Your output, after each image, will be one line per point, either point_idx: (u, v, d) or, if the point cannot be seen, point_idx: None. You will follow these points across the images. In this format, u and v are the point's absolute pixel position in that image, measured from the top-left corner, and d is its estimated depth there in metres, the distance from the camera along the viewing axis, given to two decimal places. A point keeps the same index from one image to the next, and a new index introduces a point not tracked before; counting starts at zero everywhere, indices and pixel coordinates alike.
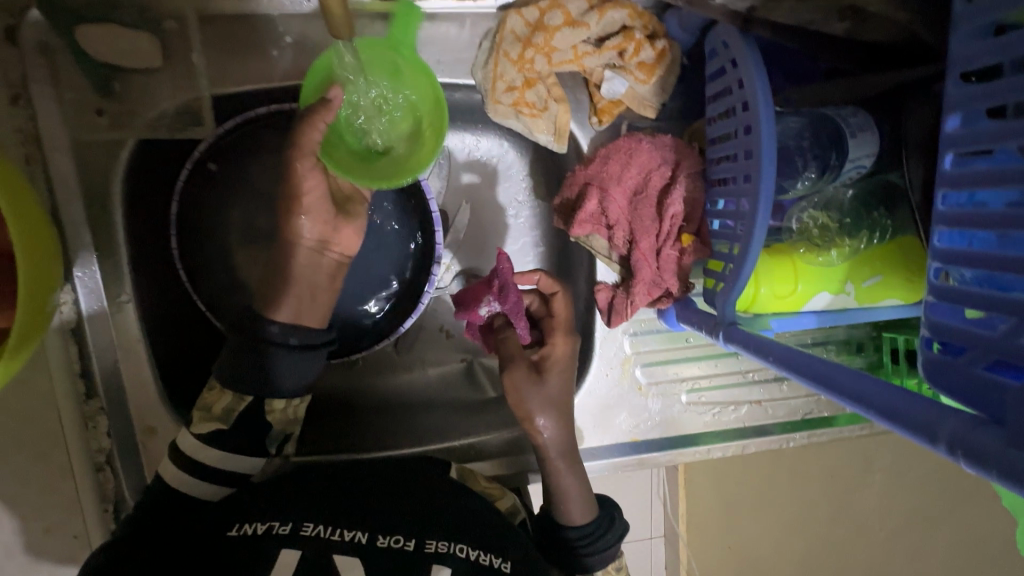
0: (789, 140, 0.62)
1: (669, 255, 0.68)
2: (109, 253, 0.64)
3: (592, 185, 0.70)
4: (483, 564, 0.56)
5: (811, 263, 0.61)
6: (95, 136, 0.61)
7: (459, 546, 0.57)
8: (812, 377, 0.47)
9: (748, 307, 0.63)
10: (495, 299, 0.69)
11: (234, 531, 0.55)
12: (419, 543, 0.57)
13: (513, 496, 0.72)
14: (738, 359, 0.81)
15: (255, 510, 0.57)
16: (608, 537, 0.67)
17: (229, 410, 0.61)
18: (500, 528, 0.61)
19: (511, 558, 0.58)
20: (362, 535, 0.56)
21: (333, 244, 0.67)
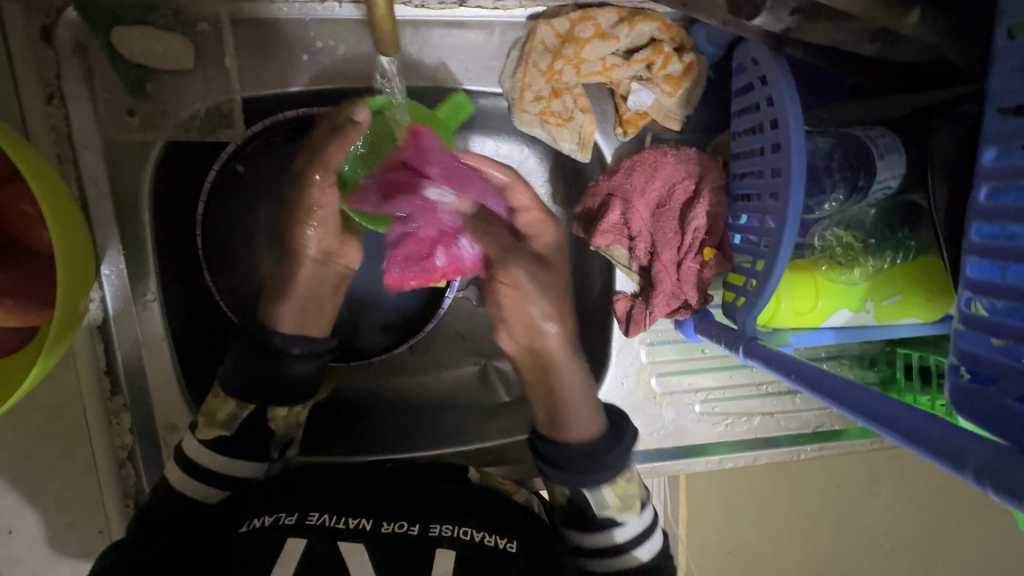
0: (817, 161, 0.62)
1: (690, 268, 0.68)
2: (135, 253, 0.64)
3: (615, 196, 0.71)
4: (488, 545, 0.57)
5: (833, 281, 0.62)
6: (126, 136, 0.61)
7: (463, 529, 0.57)
8: (835, 398, 0.48)
9: (768, 321, 0.64)
10: (444, 183, 0.65)
11: (243, 527, 0.56)
12: (423, 527, 0.57)
13: (528, 492, 0.72)
14: (753, 371, 0.81)
15: (265, 505, 0.58)
16: (616, 449, 0.66)
17: (233, 417, 0.63)
18: (503, 512, 0.61)
19: (517, 539, 0.59)
20: (366, 522, 0.57)
21: (337, 257, 0.70)
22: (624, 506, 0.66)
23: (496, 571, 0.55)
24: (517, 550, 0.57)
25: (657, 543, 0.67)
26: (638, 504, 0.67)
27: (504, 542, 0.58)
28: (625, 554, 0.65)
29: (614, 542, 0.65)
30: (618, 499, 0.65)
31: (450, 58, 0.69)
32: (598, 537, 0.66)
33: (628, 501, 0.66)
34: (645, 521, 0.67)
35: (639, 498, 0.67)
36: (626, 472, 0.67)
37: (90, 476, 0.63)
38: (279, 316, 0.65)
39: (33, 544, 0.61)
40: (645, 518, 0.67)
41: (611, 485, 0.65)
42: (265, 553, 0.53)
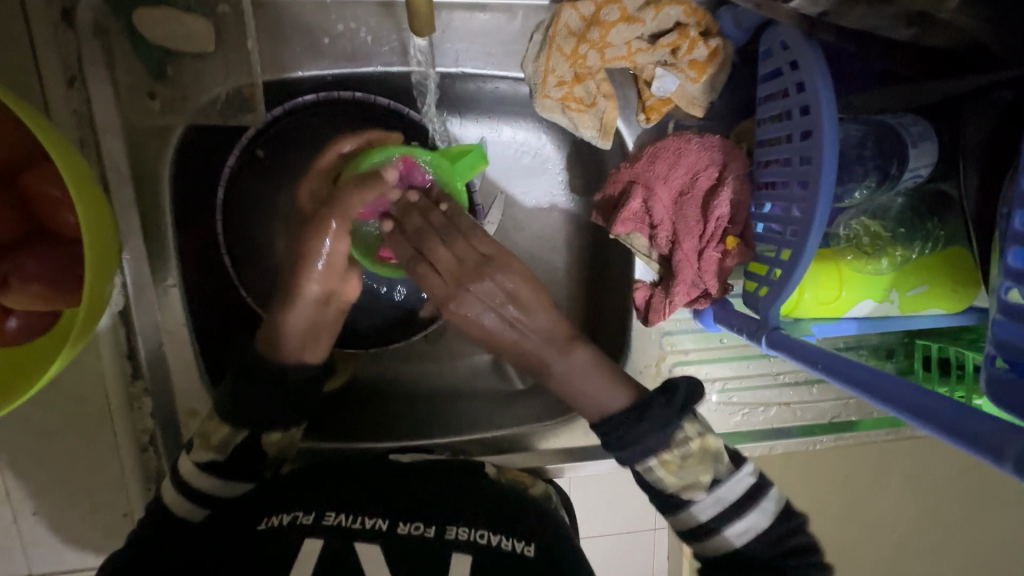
0: (849, 149, 0.62)
1: (712, 257, 0.68)
2: (156, 239, 0.64)
3: (637, 183, 0.70)
4: (506, 549, 0.57)
5: (858, 271, 0.61)
6: (146, 119, 0.61)
7: (481, 533, 0.57)
8: (864, 389, 0.47)
9: (790, 311, 0.64)
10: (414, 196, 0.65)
11: (262, 525, 0.56)
12: (438, 529, 0.57)
13: (545, 483, 0.72)
14: (770, 361, 0.81)
15: (282, 504, 0.59)
16: (643, 430, 0.58)
17: (226, 441, 0.61)
18: (520, 513, 0.61)
19: (535, 541, 0.58)
20: (382, 522, 0.57)
21: (336, 295, 0.64)
22: (687, 482, 0.59)
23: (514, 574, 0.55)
24: (534, 553, 0.57)
25: (759, 521, 0.59)
26: (708, 480, 0.59)
27: (522, 546, 0.57)
28: (711, 538, 0.60)
29: (695, 523, 0.60)
30: (676, 479, 0.59)
31: (472, 42, 0.68)
32: (678, 518, 0.61)
33: (689, 479, 0.59)
34: (728, 497, 0.59)
35: (707, 476, 0.59)
36: (679, 446, 0.59)
37: (113, 459, 0.64)
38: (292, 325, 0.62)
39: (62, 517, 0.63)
40: (726, 494, 0.59)
41: (661, 461, 0.59)
42: (284, 550, 0.53)
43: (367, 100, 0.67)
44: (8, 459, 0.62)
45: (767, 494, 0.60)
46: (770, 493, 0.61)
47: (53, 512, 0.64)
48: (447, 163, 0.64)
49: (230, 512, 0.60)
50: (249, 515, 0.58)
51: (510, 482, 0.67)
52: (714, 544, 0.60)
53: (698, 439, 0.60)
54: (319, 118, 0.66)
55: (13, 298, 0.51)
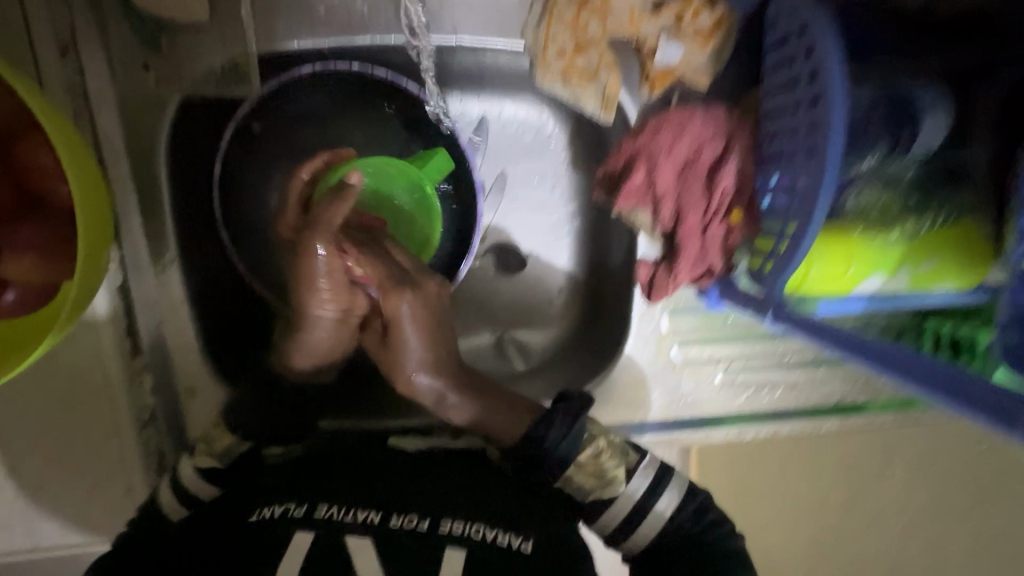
0: (860, 111, 0.61)
1: (715, 233, 0.67)
2: (154, 215, 0.64)
3: (640, 156, 0.69)
4: (501, 545, 0.56)
5: (867, 245, 0.59)
6: (141, 93, 0.61)
7: (475, 527, 0.57)
8: (874, 361, 0.49)
9: (796, 288, 0.62)
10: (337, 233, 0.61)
11: (254, 516, 0.56)
12: (433, 522, 0.56)
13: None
14: (776, 342, 0.79)
15: (276, 495, 0.58)
16: (554, 429, 0.61)
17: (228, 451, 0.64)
18: (516, 509, 0.61)
19: (532, 538, 0.58)
20: (375, 515, 0.56)
21: (356, 311, 0.64)
22: (605, 480, 0.62)
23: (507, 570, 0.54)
24: (531, 550, 0.57)
25: (676, 501, 0.63)
26: (622, 475, 0.62)
27: (518, 542, 0.57)
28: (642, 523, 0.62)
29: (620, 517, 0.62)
30: (593, 482, 0.62)
31: (468, 15, 0.68)
32: (602, 516, 0.62)
33: (604, 479, 0.62)
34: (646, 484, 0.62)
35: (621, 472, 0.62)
36: (590, 448, 0.62)
37: (111, 437, 0.64)
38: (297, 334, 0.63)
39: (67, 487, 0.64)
40: (640, 484, 0.62)
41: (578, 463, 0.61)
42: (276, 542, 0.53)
43: (363, 73, 0.66)
44: (12, 433, 0.62)
45: (677, 474, 0.64)
46: (676, 473, 0.64)
47: (58, 488, 0.64)
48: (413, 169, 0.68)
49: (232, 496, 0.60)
50: (245, 502, 0.59)
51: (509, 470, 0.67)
52: (639, 533, 0.62)
53: (603, 442, 0.63)
54: (318, 93, 0.67)
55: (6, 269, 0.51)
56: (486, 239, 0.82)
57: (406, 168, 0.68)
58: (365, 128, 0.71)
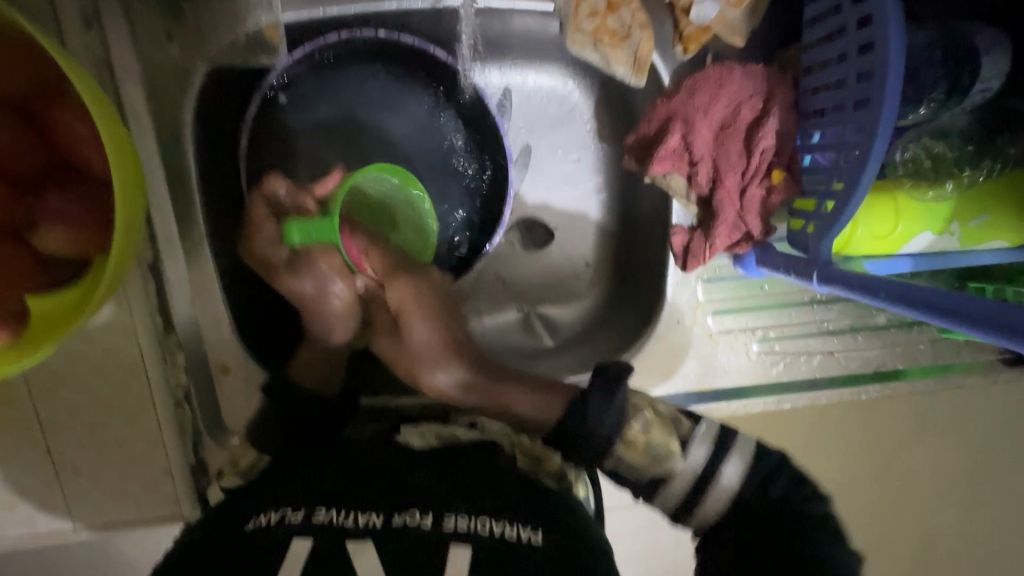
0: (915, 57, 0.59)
1: (755, 194, 0.64)
2: (181, 190, 0.62)
3: (675, 118, 0.67)
4: (509, 538, 0.53)
5: (917, 201, 0.58)
6: (165, 62, 0.59)
7: (482, 523, 0.54)
8: (935, 311, 0.46)
9: (842, 249, 0.60)
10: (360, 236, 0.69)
11: (249, 525, 0.53)
12: (436, 519, 0.53)
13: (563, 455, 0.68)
14: (815, 309, 0.77)
15: (269, 502, 0.55)
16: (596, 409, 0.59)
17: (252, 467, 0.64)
18: (529, 500, 0.58)
19: (542, 529, 0.54)
20: (377, 517, 0.53)
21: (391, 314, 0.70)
22: (658, 457, 0.60)
23: (518, 565, 0.51)
24: (542, 542, 0.53)
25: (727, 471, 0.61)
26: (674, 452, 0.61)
27: (529, 533, 0.54)
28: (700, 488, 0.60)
29: (687, 487, 0.60)
30: (645, 462, 0.60)
31: None
32: (666, 492, 0.61)
33: (657, 457, 0.60)
34: (697, 462, 0.60)
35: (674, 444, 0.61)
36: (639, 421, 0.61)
37: (148, 411, 0.64)
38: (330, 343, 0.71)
39: (103, 465, 0.64)
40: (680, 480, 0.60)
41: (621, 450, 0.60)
42: (268, 560, 0.49)
43: (390, 40, 0.66)
44: (48, 413, 0.62)
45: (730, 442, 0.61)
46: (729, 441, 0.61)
47: (94, 469, 0.64)
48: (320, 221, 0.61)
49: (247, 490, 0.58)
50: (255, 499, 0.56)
51: (535, 476, 0.63)
52: (704, 512, 0.61)
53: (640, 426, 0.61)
54: (353, 67, 0.68)
55: (40, 239, 0.50)
56: (514, 212, 0.80)
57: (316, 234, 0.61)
58: (398, 103, 0.71)
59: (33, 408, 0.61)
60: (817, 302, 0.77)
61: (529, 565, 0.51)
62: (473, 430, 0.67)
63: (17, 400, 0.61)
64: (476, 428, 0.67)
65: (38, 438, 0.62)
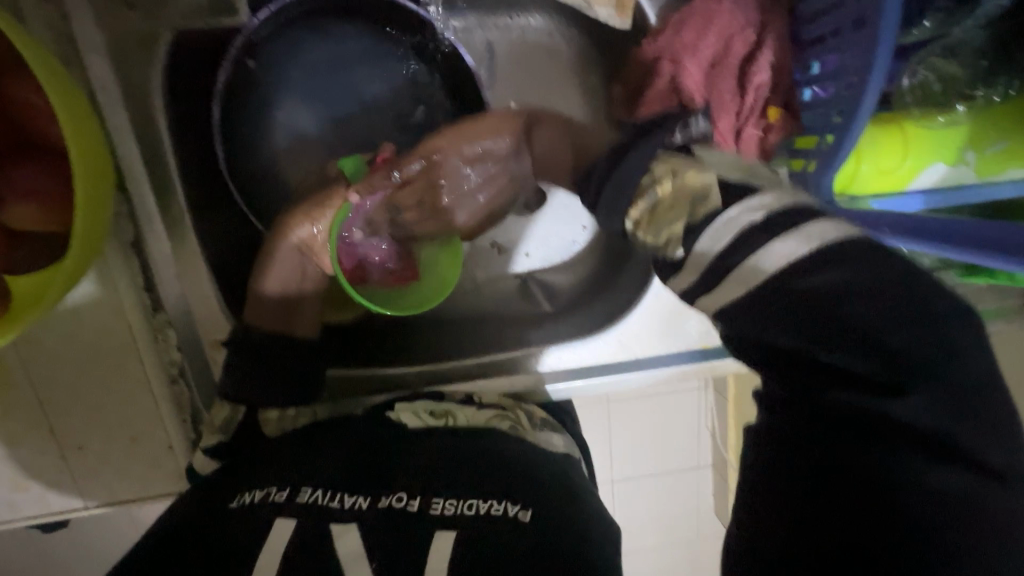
0: None
1: (751, 134, 0.60)
2: (157, 164, 0.61)
3: (664, 58, 0.62)
4: (496, 515, 0.53)
5: (925, 129, 0.54)
6: (129, 31, 0.57)
7: (468, 504, 0.53)
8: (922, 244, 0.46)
9: (845, 189, 0.56)
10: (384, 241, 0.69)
11: (234, 503, 0.53)
12: (423, 502, 0.53)
13: (565, 436, 0.69)
14: None
15: (255, 482, 0.55)
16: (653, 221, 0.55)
17: (229, 421, 0.63)
18: (516, 472, 0.57)
19: (530, 506, 0.54)
20: (362, 500, 0.53)
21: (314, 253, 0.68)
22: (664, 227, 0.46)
23: (503, 542, 0.50)
24: (531, 519, 0.53)
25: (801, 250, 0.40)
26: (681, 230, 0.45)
27: (516, 510, 0.53)
28: (729, 276, 0.42)
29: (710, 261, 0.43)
30: (652, 237, 0.47)
31: None
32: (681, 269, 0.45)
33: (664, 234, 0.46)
34: (725, 239, 0.42)
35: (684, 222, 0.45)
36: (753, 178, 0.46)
37: (145, 392, 0.64)
38: (266, 292, 0.67)
39: (106, 443, 0.65)
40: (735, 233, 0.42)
41: (633, 221, 0.49)
42: (249, 543, 0.49)
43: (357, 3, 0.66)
44: (48, 394, 0.63)
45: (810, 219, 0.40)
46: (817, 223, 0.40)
47: (98, 447, 0.65)
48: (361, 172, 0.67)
49: (238, 467, 0.59)
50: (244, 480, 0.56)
51: (539, 445, 0.64)
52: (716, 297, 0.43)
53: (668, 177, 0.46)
54: (328, 27, 0.67)
55: (12, 219, 0.50)
56: None
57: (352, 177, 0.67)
58: (376, 67, 0.70)
59: (33, 389, 0.62)
60: None
61: (516, 545, 0.50)
62: (471, 407, 0.67)
63: (17, 385, 0.62)
64: (472, 402, 0.69)
65: (43, 422, 0.63)
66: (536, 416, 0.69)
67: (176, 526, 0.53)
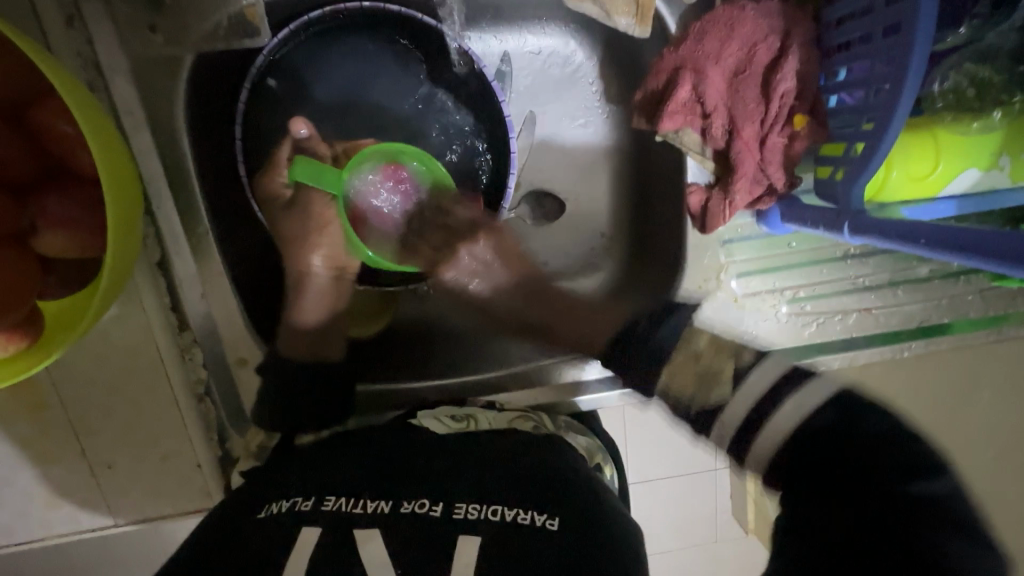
0: None
1: (776, 143, 0.60)
2: (182, 185, 0.62)
3: (684, 68, 0.62)
4: (523, 523, 0.52)
5: (958, 134, 0.52)
6: (152, 54, 0.58)
7: (493, 509, 0.53)
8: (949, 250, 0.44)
9: (875, 195, 0.55)
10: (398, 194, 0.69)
11: (262, 512, 0.54)
12: (447, 508, 0.53)
13: (591, 437, 0.70)
14: (846, 264, 0.72)
15: (280, 490, 0.56)
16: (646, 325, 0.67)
17: (263, 447, 0.69)
18: (542, 481, 0.57)
19: (558, 515, 0.53)
20: (385, 504, 0.53)
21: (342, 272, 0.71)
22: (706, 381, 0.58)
23: (528, 550, 0.50)
24: (559, 527, 0.52)
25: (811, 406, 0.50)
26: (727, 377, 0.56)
27: (544, 520, 0.52)
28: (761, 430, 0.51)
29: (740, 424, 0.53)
30: (696, 381, 0.58)
31: None
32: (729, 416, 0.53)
33: (708, 377, 0.58)
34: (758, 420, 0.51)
35: (731, 369, 0.57)
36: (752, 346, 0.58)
37: (172, 411, 0.65)
38: (306, 323, 0.70)
39: (136, 461, 0.66)
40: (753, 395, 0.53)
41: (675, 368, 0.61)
42: (277, 547, 0.50)
43: (376, 10, 0.64)
44: (78, 414, 0.63)
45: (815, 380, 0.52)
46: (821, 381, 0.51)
47: (128, 465, 0.66)
48: (329, 171, 0.62)
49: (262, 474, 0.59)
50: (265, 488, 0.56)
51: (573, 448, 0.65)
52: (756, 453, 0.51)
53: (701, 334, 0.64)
54: (344, 42, 0.66)
55: (44, 247, 0.51)
56: (520, 185, 0.77)
57: (322, 180, 0.62)
58: (393, 82, 0.69)
59: (64, 410, 0.63)
60: (852, 257, 0.72)
61: (542, 554, 0.50)
62: (495, 411, 0.68)
63: (48, 406, 0.63)
64: (494, 407, 0.69)
65: (74, 442, 0.64)
66: (560, 420, 0.70)
67: (206, 535, 0.53)
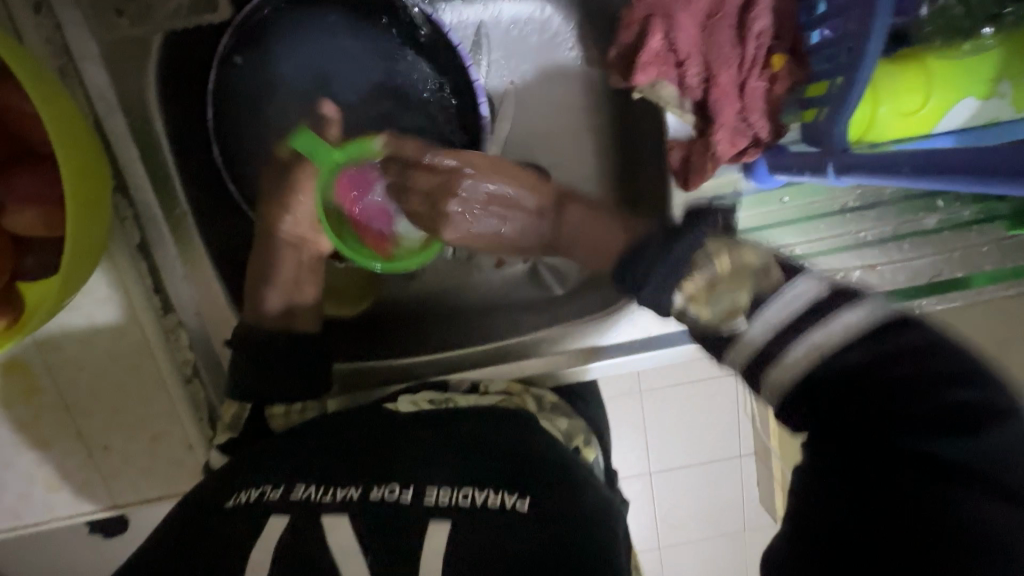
0: None
1: (756, 87, 0.57)
2: (157, 166, 0.63)
3: (656, 16, 0.59)
4: (491, 506, 0.50)
5: (947, 62, 0.49)
6: (120, 37, 0.59)
7: (464, 493, 0.51)
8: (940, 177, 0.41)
9: (862, 135, 0.51)
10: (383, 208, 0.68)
11: (231, 501, 0.52)
12: (417, 492, 0.51)
13: (572, 418, 0.68)
14: (846, 219, 0.67)
15: (253, 478, 0.54)
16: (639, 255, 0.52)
17: (237, 418, 0.63)
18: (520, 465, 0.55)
19: (528, 496, 0.51)
20: (355, 491, 0.51)
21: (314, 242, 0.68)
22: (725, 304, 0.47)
23: (498, 533, 0.48)
24: (527, 508, 0.50)
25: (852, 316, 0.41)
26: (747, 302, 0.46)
27: (513, 500, 0.51)
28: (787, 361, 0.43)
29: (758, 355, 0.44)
30: (708, 311, 0.47)
31: None
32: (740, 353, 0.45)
33: (722, 308, 0.47)
34: (799, 322, 0.43)
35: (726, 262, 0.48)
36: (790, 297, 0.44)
37: (161, 391, 0.66)
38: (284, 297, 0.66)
39: (129, 439, 0.67)
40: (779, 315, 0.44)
41: (686, 294, 0.49)
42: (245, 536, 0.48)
43: None
44: (69, 395, 0.65)
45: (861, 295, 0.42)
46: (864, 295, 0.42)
47: (121, 444, 0.67)
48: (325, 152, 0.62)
49: (234, 462, 0.58)
50: (240, 475, 0.55)
51: (549, 431, 0.62)
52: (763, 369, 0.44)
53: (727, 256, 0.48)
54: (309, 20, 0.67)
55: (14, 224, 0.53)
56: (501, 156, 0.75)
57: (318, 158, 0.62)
58: (363, 54, 0.69)
59: (57, 392, 0.65)
60: (849, 210, 0.67)
61: (513, 543, 0.47)
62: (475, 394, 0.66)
63: (41, 388, 0.64)
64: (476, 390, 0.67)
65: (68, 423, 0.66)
66: (545, 401, 0.67)
67: (176, 532, 0.51)
